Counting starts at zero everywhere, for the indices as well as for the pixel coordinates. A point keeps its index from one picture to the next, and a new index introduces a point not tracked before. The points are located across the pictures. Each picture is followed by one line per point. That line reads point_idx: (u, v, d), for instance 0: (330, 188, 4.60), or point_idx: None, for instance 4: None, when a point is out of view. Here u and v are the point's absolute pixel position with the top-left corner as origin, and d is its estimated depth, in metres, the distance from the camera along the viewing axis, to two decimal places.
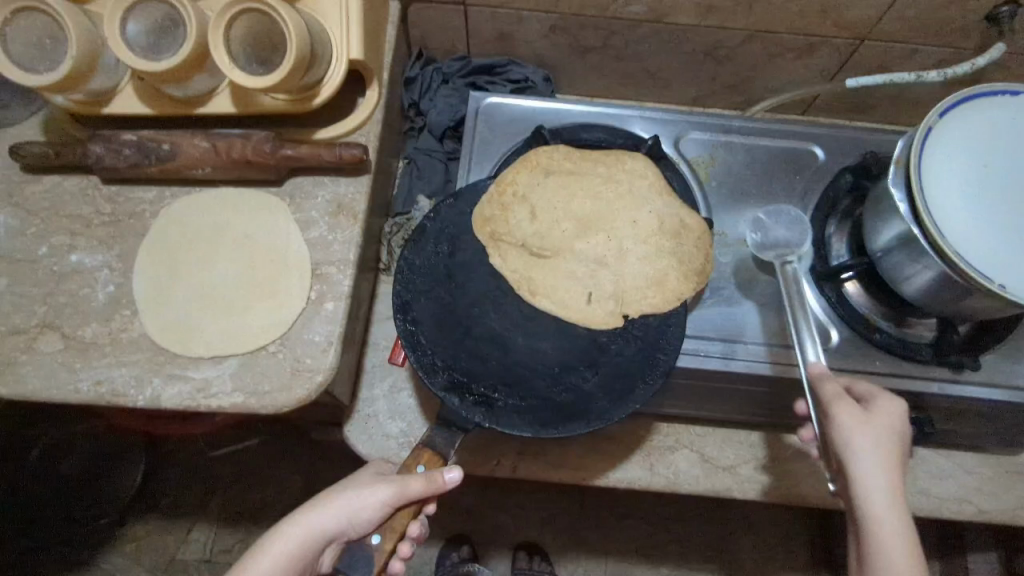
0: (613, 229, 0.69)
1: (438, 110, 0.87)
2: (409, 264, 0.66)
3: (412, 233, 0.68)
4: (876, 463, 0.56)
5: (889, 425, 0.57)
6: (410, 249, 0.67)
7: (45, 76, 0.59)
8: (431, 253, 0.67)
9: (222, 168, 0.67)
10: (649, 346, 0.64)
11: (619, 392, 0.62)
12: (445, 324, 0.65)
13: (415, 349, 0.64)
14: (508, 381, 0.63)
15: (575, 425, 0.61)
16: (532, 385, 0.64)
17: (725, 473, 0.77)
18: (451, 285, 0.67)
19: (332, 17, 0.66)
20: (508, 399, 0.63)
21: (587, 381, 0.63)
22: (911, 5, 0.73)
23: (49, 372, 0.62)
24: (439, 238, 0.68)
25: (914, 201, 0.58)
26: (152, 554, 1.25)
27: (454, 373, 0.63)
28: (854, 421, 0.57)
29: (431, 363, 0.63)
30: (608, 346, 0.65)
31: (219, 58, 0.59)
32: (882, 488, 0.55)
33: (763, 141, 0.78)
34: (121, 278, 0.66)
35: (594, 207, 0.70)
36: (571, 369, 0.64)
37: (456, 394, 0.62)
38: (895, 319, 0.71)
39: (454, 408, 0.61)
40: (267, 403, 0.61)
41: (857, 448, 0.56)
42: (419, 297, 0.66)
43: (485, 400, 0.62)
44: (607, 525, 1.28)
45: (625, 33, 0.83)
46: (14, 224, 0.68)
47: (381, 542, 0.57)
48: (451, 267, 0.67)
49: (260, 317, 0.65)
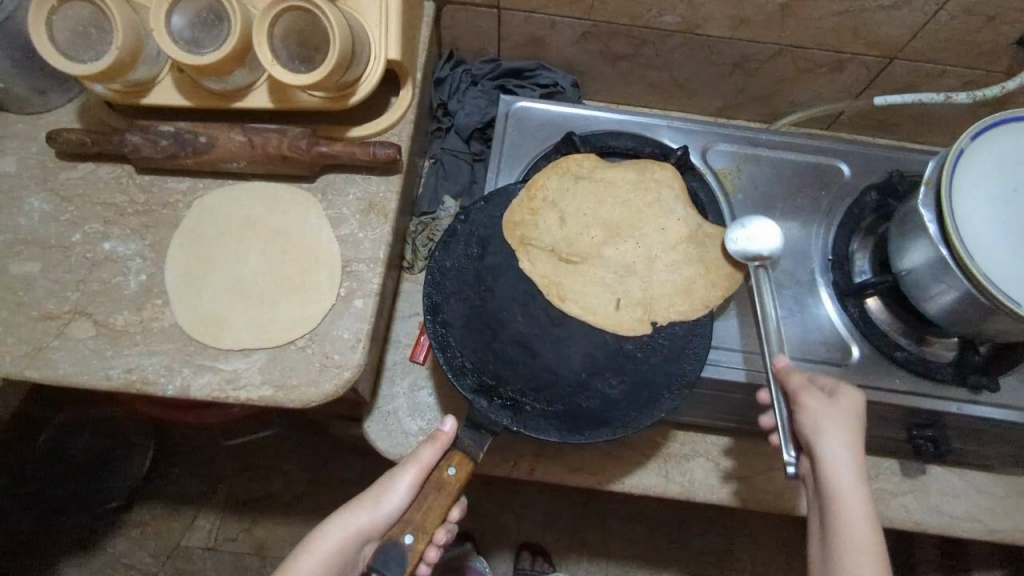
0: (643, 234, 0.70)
1: (466, 111, 0.87)
2: (439, 265, 0.68)
3: (442, 235, 0.69)
4: (843, 445, 0.59)
5: (853, 410, 0.60)
6: (440, 250, 0.68)
7: (89, 66, 0.59)
8: (461, 255, 0.68)
9: (256, 161, 0.67)
10: (675, 357, 0.65)
11: (646, 400, 0.63)
12: (475, 327, 0.66)
13: (444, 349, 0.65)
14: (536, 386, 0.65)
15: (600, 432, 0.62)
16: (559, 390, 0.65)
17: (741, 483, 0.77)
18: (480, 287, 0.68)
19: (372, 18, 0.66)
20: (536, 403, 0.64)
21: (614, 389, 0.64)
22: (943, 27, 0.74)
23: (81, 358, 0.63)
24: (469, 241, 0.69)
25: (943, 223, 0.59)
26: (158, 539, 1.26)
27: (483, 375, 0.64)
28: (822, 409, 0.59)
29: (460, 364, 0.65)
30: (635, 354, 0.66)
31: (262, 55, 0.60)
32: (847, 470, 0.58)
33: (789, 155, 0.79)
34: (154, 267, 0.67)
35: (624, 214, 0.71)
36: (597, 375, 0.65)
37: (485, 396, 0.63)
38: (915, 338, 0.72)
39: (482, 410, 0.62)
40: (295, 397, 0.62)
41: (824, 431, 0.59)
42: (450, 298, 0.67)
43: (513, 404, 0.63)
44: (610, 530, 1.29)
45: (657, 43, 0.83)
46: (49, 208, 0.69)
47: (414, 542, 0.57)
48: (480, 270, 0.68)
49: (289, 312, 0.65)
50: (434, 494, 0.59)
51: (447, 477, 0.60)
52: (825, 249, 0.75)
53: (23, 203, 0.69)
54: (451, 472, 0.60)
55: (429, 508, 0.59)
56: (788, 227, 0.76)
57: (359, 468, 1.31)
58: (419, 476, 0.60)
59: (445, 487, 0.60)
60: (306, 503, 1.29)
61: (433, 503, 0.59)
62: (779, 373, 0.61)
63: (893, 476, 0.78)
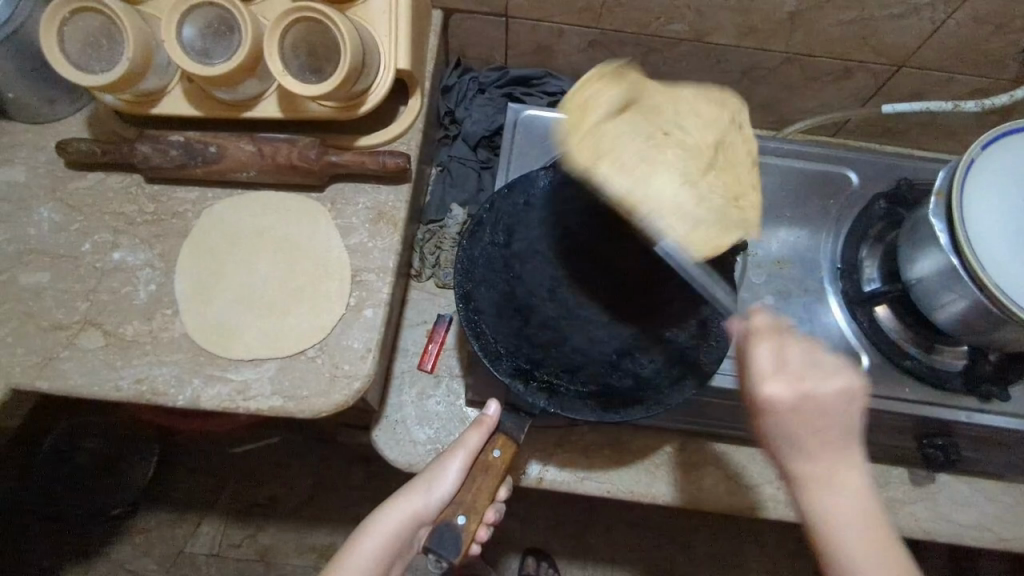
0: (690, 140, 0.57)
1: (474, 119, 0.88)
2: (468, 257, 0.66)
3: (468, 224, 0.67)
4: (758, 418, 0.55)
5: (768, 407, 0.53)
6: (468, 239, 0.66)
7: (100, 76, 0.59)
8: (488, 243, 0.67)
9: (266, 171, 0.67)
10: (702, 332, 0.65)
11: (677, 376, 0.63)
12: (506, 312, 0.66)
13: (478, 336, 0.63)
14: (569, 368, 0.65)
15: (637, 410, 0.61)
16: (592, 371, 0.65)
17: (749, 491, 0.77)
18: (508, 274, 0.68)
19: (381, 28, 0.66)
20: (570, 385, 0.63)
21: (645, 368, 0.65)
22: (950, 36, 0.74)
23: (91, 369, 0.63)
24: (495, 228, 0.68)
25: (954, 232, 0.59)
26: (163, 545, 1.26)
27: (517, 360, 0.64)
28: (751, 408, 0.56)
29: (494, 350, 0.64)
30: (662, 334, 0.66)
31: (273, 65, 0.60)
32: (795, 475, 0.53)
33: (797, 164, 0.78)
34: (163, 277, 0.67)
35: (668, 139, 0.56)
36: (628, 355, 0.66)
37: (521, 380, 0.62)
38: (926, 346, 0.71)
39: (520, 393, 0.61)
40: (306, 407, 0.61)
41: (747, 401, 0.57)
42: (479, 286, 0.66)
43: (548, 386, 0.63)
44: (615, 537, 1.28)
45: (665, 51, 0.84)
46: (58, 219, 0.69)
47: (467, 523, 0.59)
48: (508, 257, 0.68)
49: (300, 321, 0.65)
50: (481, 477, 0.60)
51: (493, 459, 0.60)
52: (834, 258, 0.75)
53: (33, 213, 0.69)
54: (497, 455, 0.61)
55: (477, 490, 0.60)
56: (795, 236, 0.76)
57: (364, 475, 1.31)
58: (467, 460, 0.61)
59: (493, 469, 0.60)
60: (311, 508, 1.29)
61: (481, 486, 0.60)
62: None
63: (903, 485, 0.78)
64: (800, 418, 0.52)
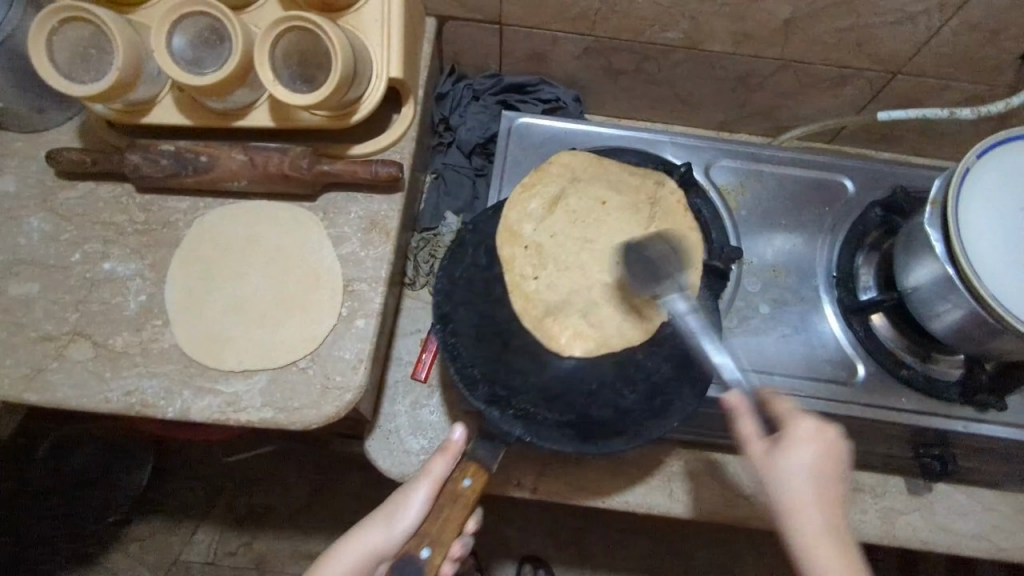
0: (630, 201, 0.68)
1: (468, 127, 0.87)
2: (447, 276, 0.68)
3: (451, 244, 0.69)
4: (792, 491, 0.54)
5: (805, 458, 0.54)
6: (449, 259, 0.69)
7: (89, 87, 0.59)
8: (469, 264, 0.69)
9: (258, 181, 0.67)
10: (685, 363, 0.65)
11: (657, 409, 0.63)
12: (486, 337, 0.66)
13: (456, 361, 0.65)
14: (547, 397, 0.64)
15: (614, 442, 0.62)
16: (572, 401, 0.64)
17: (745, 502, 0.76)
18: (490, 298, 0.67)
19: (373, 37, 0.66)
20: (548, 414, 0.63)
21: (625, 398, 0.64)
22: (946, 43, 0.74)
23: (80, 381, 0.62)
24: (478, 250, 0.69)
25: (950, 242, 0.58)
26: (157, 554, 1.25)
27: (494, 386, 0.64)
28: (767, 460, 0.56)
29: (471, 375, 0.64)
30: (644, 363, 0.65)
31: (263, 75, 0.59)
32: (808, 530, 0.53)
33: (792, 172, 0.78)
34: (154, 288, 0.67)
35: (611, 206, 0.68)
36: (609, 385, 0.64)
37: (497, 407, 0.62)
38: (921, 356, 0.71)
39: (494, 421, 0.62)
40: (297, 419, 0.61)
41: (770, 480, 0.56)
42: (459, 307, 0.67)
43: (525, 414, 0.63)
44: (612, 544, 1.28)
45: (660, 58, 0.83)
46: (48, 229, 0.68)
47: (431, 556, 0.56)
48: (489, 279, 0.68)
49: (291, 333, 0.65)
50: (448, 506, 0.59)
51: (461, 488, 0.59)
52: (829, 265, 0.75)
53: (23, 223, 0.68)
54: (466, 483, 0.59)
55: (446, 520, 0.58)
56: (791, 244, 0.76)
57: (360, 482, 1.30)
58: (432, 489, 0.61)
59: (461, 497, 0.59)
60: (306, 516, 1.28)
61: (449, 515, 0.58)
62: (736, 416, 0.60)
63: (900, 495, 0.77)
64: (833, 477, 0.54)
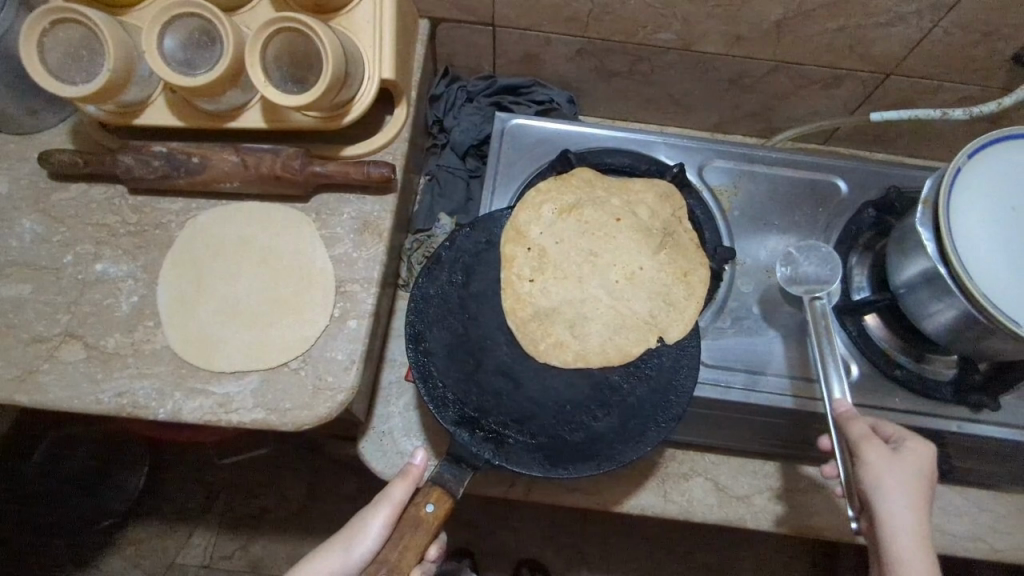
0: (641, 223, 0.71)
1: (462, 128, 0.87)
2: (423, 294, 0.66)
3: (427, 260, 0.67)
4: (906, 503, 0.56)
5: (917, 467, 0.58)
6: (424, 277, 0.67)
7: (79, 88, 0.59)
8: (444, 281, 0.67)
9: (250, 182, 0.67)
10: (662, 387, 0.64)
11: (631, 432, 0.62)
12: (458, 356, 0.65)
13: (426, 380, 0.63)
14: (519, 419, 0.63)
15: (586, 466, 0.61)
16: (543, 423, 0.63)
17: (740, 503, 0.76)
18: (464, 315, 0.67)
19: (364, 37, 0.66)
20: (519, 436, 0.62)
21: (599, 421, 0.63)
22: (937, 44, 0.74)
23: (72, 382, 0.62)
24: (454, 267, 0.68)
25: (942, 241, 0.58)
26: (152, 557, 1.25)
27: (465, 408, 0.63)
28: (885, 463, 0.57)
29: (442, 396, 0.63)
30: (620, 385, 0.65)
31: (254, 76, 0.59)
32: (910, 531, 0.56)
33: (785, 172, 0.78)
34: (146, 289, 0.67)
35: (624, 223, 0.71)
36: (582, 408, 0.64)
37: (466, 429, 0.61)
38: (916, 357, 0.71)
39: (464, 443, 0.60)
40: (289, 420, 0.61)
41: (884, 490, 0.57)
42: (433, 326, 0.65)
43: (496, 436, 0.62)
44: (610, 547, 1.28)
45: (652, 60, 0.83)
46: (41, 231, 0.68)
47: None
48: (465, 298, 0.67)
49: (283, 334, 0.65)
50: (410, 532, 0.56)
51: (424, 514, 0.56)
52: None
53: (16, 224, 0.68)
54: (429, 510, 0.56)
55: (406, 546, 0.55)
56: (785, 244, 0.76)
57: (356, 485, 1.29)
58: (392, 515, 0.58)
59: (424, 525, 0.56)
60: (302, 520, 1.27)
61: (410, 542, 0.55)
62: (841, 419, 0.61)
63: None
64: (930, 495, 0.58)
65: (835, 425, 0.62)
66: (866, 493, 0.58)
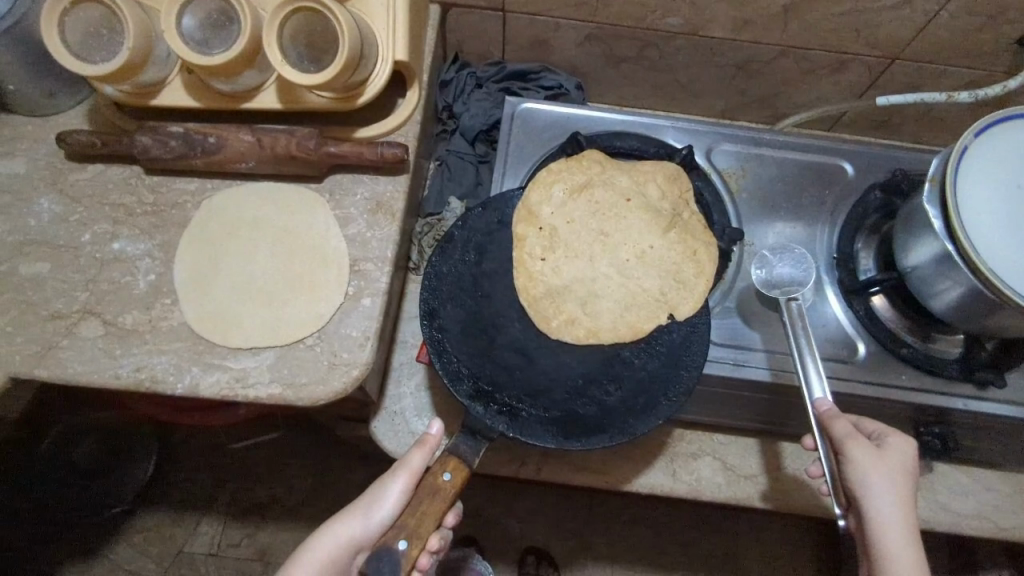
0: (650, 203, 0.71)
1: (472, 114, 0.88)
2: (437, 271, 0.67)
3: (440, 239, 0.68)
4: (892, 499, 0.58)
5: (901, 462, 0.59)
6: (437, 255, 0.68)
7: (99, 67, 0.60)
8: (457, 259, 0.68)
9: (265, 162, 0.68)
10: (673, 362, 0.65)
11: (642, 406, 0.63)
12: (471, 332, 0.66)
13: (440, 356, 0.64)
14: (531, 393, 0.64)
15: (598, 438, 0.62)
16: (555, 397, 0.64)
17: (747, 481, 0.77)
18: (477, 293, 0.68)
19: (378, 19, 0.67)
20: (532, 410, 0.63)
21: (610, 396, 0.64)
22: (944, 28, 0.75)
23: (91, 356, 0.63)
24: (467, 246, 0.69)
25: (948, 218, 0.59)
26: (161, 544, 1.25)
27: (479, 382, 0.64)
28: (872, 461, 0.58)
29: (456, 370, 0.64)
30: (631, 360, 0.66)
31: (270, 55, 0.60)
32: (898, 528, 0.57)
33: (791, 155, 0.79)
34: (163, 267, 0.67)
35: (634, 204, 0.72)
36: (594, 383, 0.65)
37: (480, 402, 0.62)
38: (921, 335, 0.72)
39: (478, 415, 0.61)
40: (305, 394, 0.62)
41: (871, 487, 0.58)
42: (447, 303, 0.66)
43: (509, 409, 0.63)
44: (615, 534, 1.28)
45: (661, 45, 0.84)
46: (59, 210, 0.69)
47: (407, 548, 0.55)
48: (477, 275, 0.68)
49: (298, 311, 0.66)
50: (428, 499, 0.57)
51: (442, 483, 0.57)
52: (829, 248, 0.75)
53: (34, 203, 0.69)
54: (445, 478, 0.57)
55: (424, 513, 0.56)
56: (792, 227, 0.77)
57: (364, 472, 1.30)
58: (409, 482, 0.59)
59: (441, 493, 0.57)
60: (310, 508, 1.28)
61: (428, 509, 0.56)
62: (824, 419, 0.60)
63: None
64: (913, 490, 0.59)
65: (818, 425, 0.61)
66: (854, 492, 0.59)
